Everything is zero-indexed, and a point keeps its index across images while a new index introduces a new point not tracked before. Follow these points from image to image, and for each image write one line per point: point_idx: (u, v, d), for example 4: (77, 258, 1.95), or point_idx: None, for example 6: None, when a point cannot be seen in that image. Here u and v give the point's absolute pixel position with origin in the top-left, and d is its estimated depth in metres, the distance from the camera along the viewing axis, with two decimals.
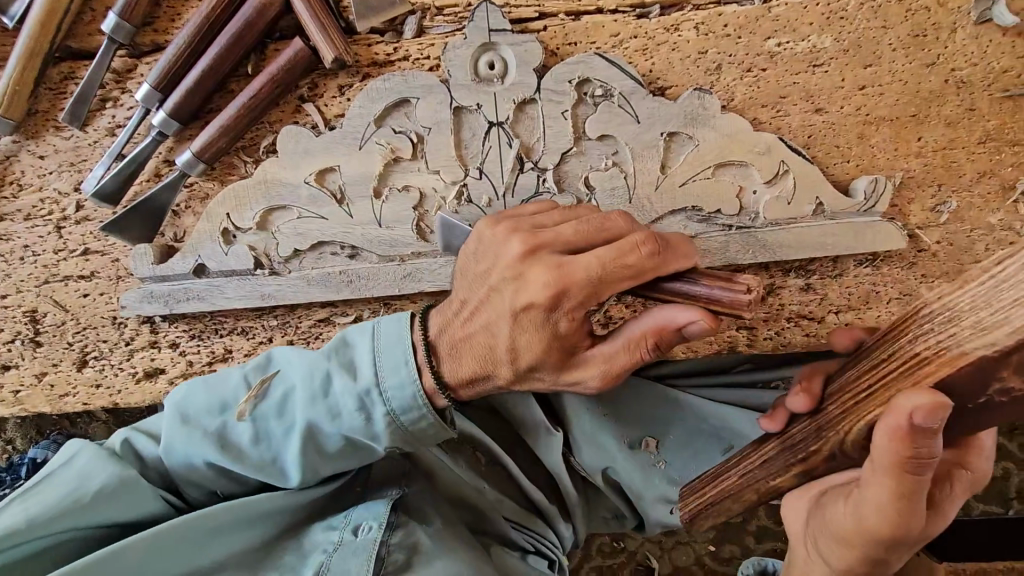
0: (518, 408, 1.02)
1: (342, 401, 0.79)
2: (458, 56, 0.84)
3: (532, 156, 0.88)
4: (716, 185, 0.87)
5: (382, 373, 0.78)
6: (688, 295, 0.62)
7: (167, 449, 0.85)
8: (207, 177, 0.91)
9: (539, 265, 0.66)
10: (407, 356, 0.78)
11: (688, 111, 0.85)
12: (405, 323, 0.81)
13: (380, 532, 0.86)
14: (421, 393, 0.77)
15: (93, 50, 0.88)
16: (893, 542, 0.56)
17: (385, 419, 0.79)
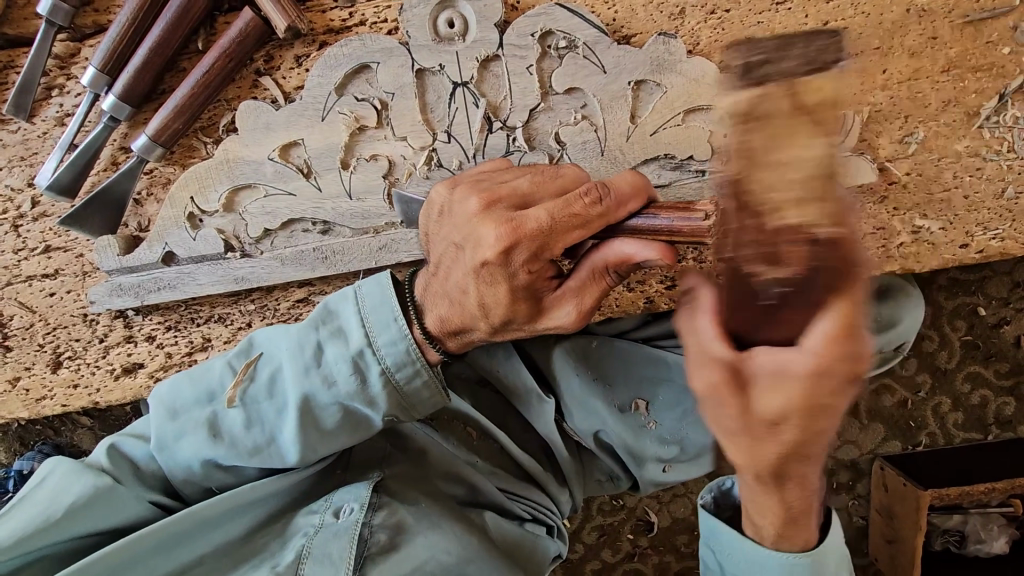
0: (510, 371, 1.02)
1: (334, 368, 0.79)
2: (415, 16, 0.81)
3: (500, 114, 0.86)
4: (687, 131, 0.86)
5: (372, 333, 0.79)
6: (649, 230, 0.62)
7: (159, 445, 0.84)
8: (167, 161, 0.88)
9: (489, 221, 0.66)
10: (396, 314, 0.78)
11: (654, 58, 0.84)
12: (387, 283, 0.80)
13: (361, 513, 0.87)
14: (412, 347, 0.78)
15: (31, 36, 0.84)
16: (807, 387, 0.49)
17: (382, 377, 0.79)
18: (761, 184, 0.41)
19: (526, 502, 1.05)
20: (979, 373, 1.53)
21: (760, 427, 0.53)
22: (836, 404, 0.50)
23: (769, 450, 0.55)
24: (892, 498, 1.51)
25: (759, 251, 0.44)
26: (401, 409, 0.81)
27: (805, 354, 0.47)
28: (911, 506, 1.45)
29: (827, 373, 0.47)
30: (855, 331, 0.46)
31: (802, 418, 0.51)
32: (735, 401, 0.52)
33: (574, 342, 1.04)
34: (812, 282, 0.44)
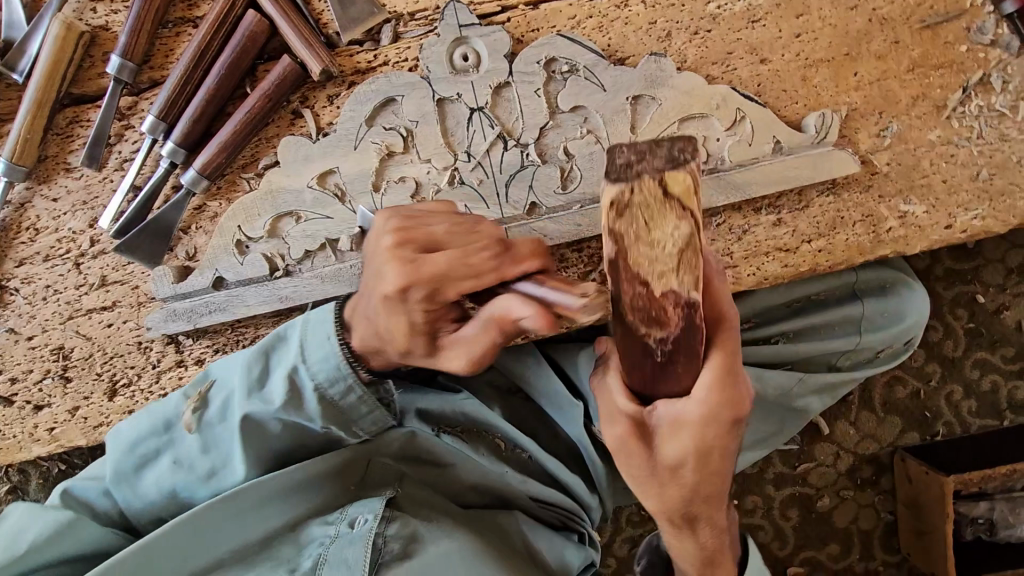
0: (543, 378, 1.09)
1: (275, 388, 0.86)
2: (434, 53, 0.92)
3: (514, 134, 0.95)
4: (684, 137, 0.95)
5: (308, 356, 0.84)
6: (532, 296, 0.64)
7: (117, 479, 0.91)
8: (211, 192, 0.97)
9: (396, 260, 0.71)
10: (327, 334, 0.84)
11: (648, 75, 0.94)
12: (328, 313, 0.85)
13: (377, 522, 0.90)
14: (342, 364, 0.84)
15: (94, 93, 0.95)
16: (722, 426, 0.65)
17: (316, 394, 0.85)
18: (646, 257, 0.54)
19: (557, 509, 1.07)
20: (986, 359, 1.58)
21: (664, 466, 0.67)
22: (724, 442, 0.66)
23: (693, 476, 0.68)
24: (917, 489, 1.53)
25: (641, 314, 0.57)
26: (341, 420, 0.88)
27: (696, 402, 0.62)
28: (937, 494, 1.46)
29: (711, 417, 0.63)
30: (730, 377, 0.63)
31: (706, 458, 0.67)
32: (643, 446, 0.66)
33: (595, 345, 1.12)
34: (688, 339, 0.58)
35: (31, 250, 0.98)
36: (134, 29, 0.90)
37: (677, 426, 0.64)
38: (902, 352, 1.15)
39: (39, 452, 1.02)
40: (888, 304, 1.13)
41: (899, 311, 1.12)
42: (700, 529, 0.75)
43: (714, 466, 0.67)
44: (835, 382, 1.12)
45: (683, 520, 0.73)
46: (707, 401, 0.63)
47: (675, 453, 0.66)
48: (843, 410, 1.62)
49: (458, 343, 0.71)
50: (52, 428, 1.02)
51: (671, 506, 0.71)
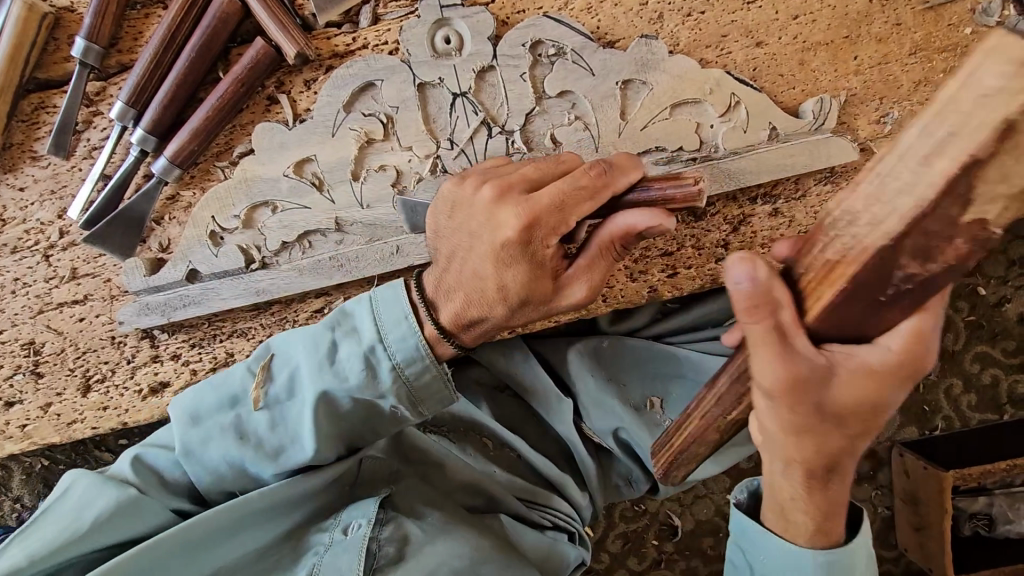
0: (529, 373, 1.06)
1: (348, 365, 0.82)
2: (414, 35, 0.88)
3: (499, 121, 0.91)
4: (675, 124, 0.92)
5: (384, 329, 0.82)
6: (647, 200, 0.70)
7: (183, 454, 0.85)
8: (183, 181, 0.93)
9: (506, 206, 0.71)
10: (406, 313, 0.82)
11: (638, 58, 0.90)
12: (401, 289, 0.84)
13: (370, 527, 0.85)
14: (278, 415, 0.85)
15: (61, 79, 0.91)
16: (892, 393, 0.57)
17: (392, 372, 0.82)
18: (1000, 172, 0.41)
19: (550, 512, 1.05)
20: (986, 353, 1.55)
21: (822, 424, 0.59)
22: (893, 397, 0.58)
23: (831, 431, 0.60)
24: (914, 484, 1.51)
25: (920, 243, 0.45)
26: (410, 403, 0.85)
27: (881, 349, 0.55)
28: (933, 490, 1.44)
29: (894, 378, 0.56)
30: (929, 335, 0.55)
31: (861, 420, 0.59)
32: (807, 402, 0.57)
33: (585, 340, 1.08)
34: (926, 285, 0.49)
35: None
36: (99, 10, 0.86)
37: (861, 384, 0.55)
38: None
39: (11, 449, 1.00)
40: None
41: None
42: (822, 491, 0.67)
43: (860, 426, 0.60)
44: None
45: (811, 476, 0.65)
46: (890, 359, 0.55)
47: (838, 403, 0.57)
48: None
49: (588, 271, 0.76)
50: (24, 425, 0.99)
51: (803, 458, 0.63)
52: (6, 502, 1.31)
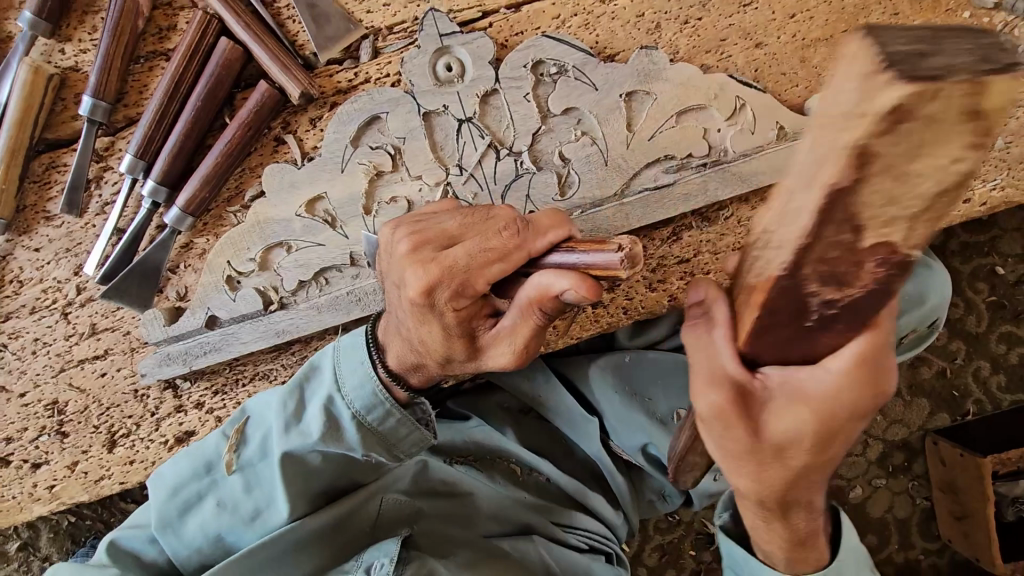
0: (555, 397, 1.04)
1: (313, 418, 0.83)
2: (416, 65, 0.88)
3: (506, 143, 0.91)
4: (684, 130, 0.91)
5: (343, 380, 0.83)
6: (566, 265, 0.61)
7: (162, 527, 0.86)
8: (195, 228, 0.93)
9: (415, 263, 0.69)
10: (364, 361, 0.82)
11: (640, 69, 0.90)
12: (362, 338, 0.84)
13: (393, 566, 0.83)
14: (250, 473, 0.86)
15: (69, 137, 0.92)
16: (841, 417, 0.56)
17: (355, 421, 0.83)
18: (885, 196, 0.38)
19: (583, 533, 1.03)
20: (1013, 332, 1.53)
21: (769, 446, 0.57)
22: (851, 419, 0.56)
23: (796, 461, 0.58)
24: (953, 473, 1.48)
25: (824, 270, 0.43)
26: (382, 449, 0.84)
27: (829, 374, 0.53)
28: (974, 476, 1.43)
29: (837, 399, 0.54)
30: (875, 359, 0.53)
31: (809, 444, 0.57)
32: (745, 422, 0.56)
33: (605, 357, 1.08)
34: (861, 302, 0.46)
35: (17, 303, 0.95)
36: (104, 67, 0.87)
37: (791, 405, 0.55)
38: (924, 332, 1.11)
39: (40, 511, 0.98)
40: (906, 287, 1.07)
41: (919, 294, 1.08)
42: (796, 509, 0.67)
43: (828, 448, 0.58)
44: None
45: (781, 499, 0.64)
46: (836, 386, 0.53)
47: (792, 430, 0.56)
48: None
49: (514, 334, 0.69)
50: (52, 485, 0.98)
51: (768, 485, 0.61)
52: (35, 562, 1.29)
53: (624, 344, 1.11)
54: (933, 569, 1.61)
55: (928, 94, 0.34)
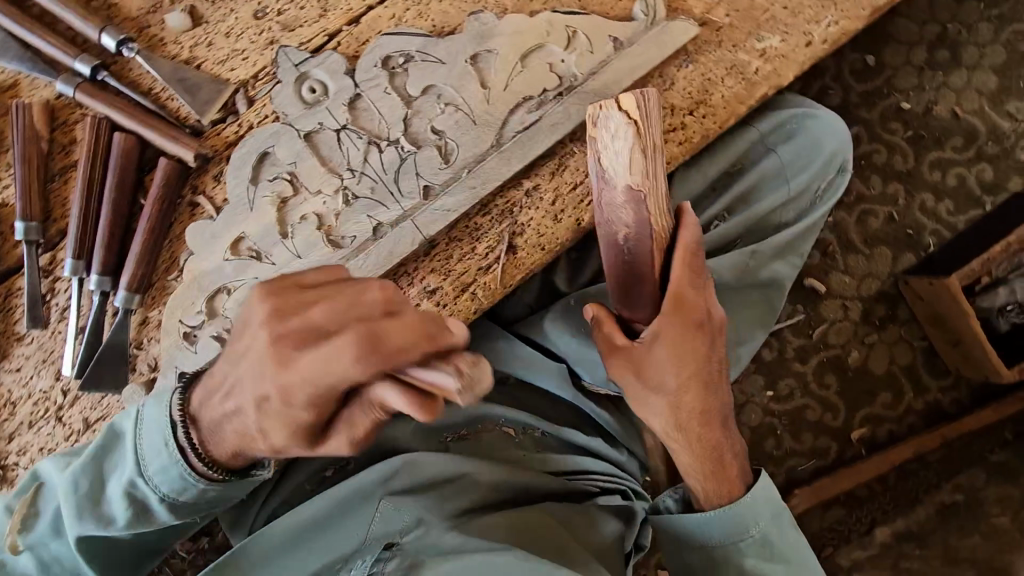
0: (515, 352, 1.13)
1: (114, 508, 0.87)
2: (284, 97, 1.00)
3: (383, 135, 1.00)
4: (531, 71, 1.01)
5: (141, 457, 0.85)
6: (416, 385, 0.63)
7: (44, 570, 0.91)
8: (146, 303, 1.02)
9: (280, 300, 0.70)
10: (164, 435, 0.83)
11: (475, 33, 1.01)
12: (166, 402, 0.85)
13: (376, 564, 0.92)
14: (98, 535, 0.88)
15: (18, 262, 1.03)
16: (702, 339, 0.92)
17: (162, 503, 0.86)
18: None
19: (591, 477, 1.12)
20: (941, 158, 1.62)
21: (657, 384, 0.92)
22: (701, 335, 0.91)
23: (684, 365, 0.92)
24: (932, 304, 1.52)
25: (654, 215, 0.87)
26: (194, 513, 0.90)
27: (668, 317, 0.89)
28: (950, 300, 1.46)
29: (688, 326, 0.89)
30: (696, 290, 0.90)
31: (693, 373, 0.92)
32: (635, 372, 0.92)
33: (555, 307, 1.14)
34: (638, 268, 0.91)
35: (16, 423, 1.04)
36: (24, 190, 0.99)
37: (667, 345, 0.90)
38: (836, 174, 1.22)
39: None
40: (797, 144, 1.19)
41: (814, 143, 1.19)
42: (710, 421, 0.97)
43: (700, 375, 0.93)
44: (802, 233, 1.19)
45: (695, 411, 0.95)
46: (679, 319, 0.89)
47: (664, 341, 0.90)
48: (831, 261, 1.62)
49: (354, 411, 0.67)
50: None
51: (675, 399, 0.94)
52: None
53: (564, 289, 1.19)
54: (956, 404, 1.62)
55: None
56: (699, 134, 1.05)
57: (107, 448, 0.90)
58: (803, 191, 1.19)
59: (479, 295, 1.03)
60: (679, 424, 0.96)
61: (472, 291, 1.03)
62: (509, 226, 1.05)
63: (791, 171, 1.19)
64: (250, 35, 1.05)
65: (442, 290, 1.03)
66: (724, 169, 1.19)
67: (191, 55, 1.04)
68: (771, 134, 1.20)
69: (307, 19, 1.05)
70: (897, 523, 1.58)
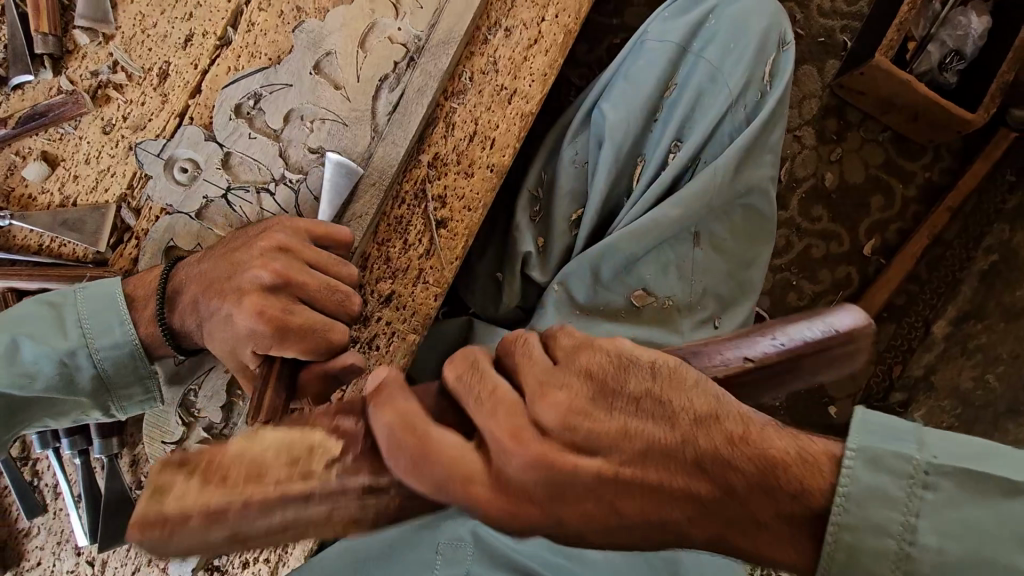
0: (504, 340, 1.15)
1: (44, 366, 0.86)
2: (161, 188, 0.99)
3: (268, 179, 0.99)
4: (374, 53, 1.00)
5: (92, 337, 0.88)
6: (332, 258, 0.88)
7: None
8: (128, 444, 1.01)
9: (238, 259, 0.86)
10: (121, 316, 0.89)
11: (306, 44, 0.99)
12: (116, 292, 0.90)
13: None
14: (51, 355, 0.86)
15: None
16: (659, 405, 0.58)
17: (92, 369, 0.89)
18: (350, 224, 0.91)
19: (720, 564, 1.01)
20: None
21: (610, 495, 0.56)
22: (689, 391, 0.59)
23: (653, 461, 0.57)
24: (873, 92, 1.48)
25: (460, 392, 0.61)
26: (111, 397, 0.92)
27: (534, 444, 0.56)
28: (886, 79, 1.41)
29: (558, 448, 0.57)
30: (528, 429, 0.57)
31: (664, 455, 0.57)
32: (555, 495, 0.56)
33: (553, 299, 1.20)
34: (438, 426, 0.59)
35: None
36: None
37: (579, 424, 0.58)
38: (775, 53, 1.21)
39: None
40: (724, 39, 1.20)
41: (737, 27, 1.20)
42: (765, 493, 0.54)
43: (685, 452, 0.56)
44: (761, 128, 1.19)
45: (744, 492, 0.55)
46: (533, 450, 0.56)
47: (602, 434, 0.58)
48: None
49: (257, 394, 0.79)
50: None
51: (716, 517, 0.56)
52: None
53: (544, 280, 1.24)
54: (947, 173, 1.57)
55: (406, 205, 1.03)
56: (559, 33, 1.04)
57: (24, 316, 0.87)
58: (747, 85, 1.19)
59: (431, 283, 1.02)
60: (749, 535, 0.55)
61: (423, 283, 1.02)
62: (430, 206, 1.03)
63: (728, 69, 1.19)
64: (108, 151, 1.01)
65: (397, 294, 1.02)
66: (657, 93, 1.22)
67: (64, 196, 1.01)
68: (685, 33, 1.22)
69: (153, 110, 1.02)
70: (950, 311, 1.52)
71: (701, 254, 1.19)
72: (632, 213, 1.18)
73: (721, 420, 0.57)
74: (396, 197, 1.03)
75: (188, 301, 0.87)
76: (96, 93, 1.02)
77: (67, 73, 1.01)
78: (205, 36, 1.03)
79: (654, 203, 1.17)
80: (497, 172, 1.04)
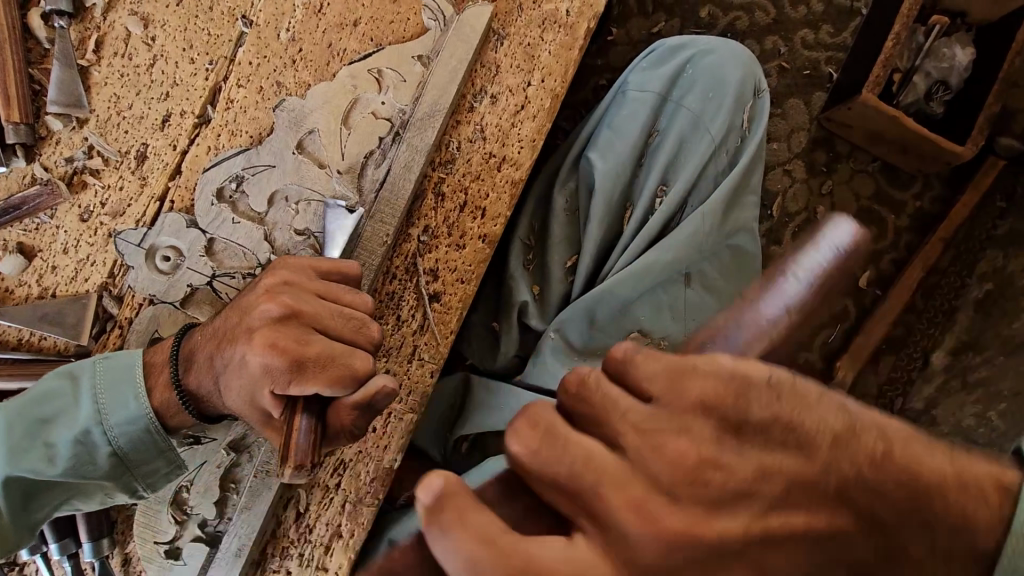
0: (501, 396, 1.12)
1: (62, 446, 0.83)
2: (143, 279, 0.96)
3: (254, 263, 0.96)
4: (359, 127, 0.98)
5: (105, 412, 0.84)
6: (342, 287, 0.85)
7: None
8: (119, 542, 0.97)
9: (227, 325, 0.82)
10: (135, 388, 0.85)
11: (288, 122, 0.97)
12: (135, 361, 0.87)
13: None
14: (74, 433, 0.83)
15: None
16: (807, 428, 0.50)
17: (111, 449, 0.85)
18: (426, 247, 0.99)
19: None
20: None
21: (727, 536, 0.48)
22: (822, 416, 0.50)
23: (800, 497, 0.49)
24: (862, 125, 1.47)
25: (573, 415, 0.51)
26: (134, 476, 0.88)
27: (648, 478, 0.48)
28: (875, 115, 1.40)
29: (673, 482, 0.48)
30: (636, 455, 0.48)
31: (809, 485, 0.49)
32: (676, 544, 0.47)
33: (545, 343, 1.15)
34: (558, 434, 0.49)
35: None
36: None
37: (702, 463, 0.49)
38: (752, 99, 1.22)
39: None
40: (704, 86, 1.19)
41: (721, 78, 1.19)
42: (925, 532, 0.47)
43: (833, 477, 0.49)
44: (743, 172, 1.19)
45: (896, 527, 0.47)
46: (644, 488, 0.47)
47: (738, 482, 0.49)
48: None
49: (287, 441, 0.70)
50: None
51: (854, 555, 0.48)
52: None
53: (539, 325, 1.21)
54: (937, 201, 1.57)
55: (399, 264, 1.00)
56: (545, 97, 1.02)
57: (45, 391, 0.84)
58: (729, 131, 1.19)
59: (427, 359, 1.00)
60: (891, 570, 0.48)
61: (419, 359, 1.00)
62: (423, 278, 1.00)
63: (717, 120, 1.17)
64: (86, 239, 0.98)
65: (392, 372, 0.99)
66: (647, 144, 1.20)
67: (42, 288, 0.98)
68: (671, 83, 1.21)
69: (131, 195, 0.99)
70: (947, 341, 1.51)
71: (692, 294, 1.16)
72: (622, 257, 1.16)
73: (861, 435, 0.49)
74: (386, 267, 1.00)
75: (202, 359, 0.83)
76: (72, 180, 0.98)
77: (41, 160, 0.98)
78: (183, 115, 1.00)
79: (648, 252, 1.15)
80: (488, 241, 1.01)
